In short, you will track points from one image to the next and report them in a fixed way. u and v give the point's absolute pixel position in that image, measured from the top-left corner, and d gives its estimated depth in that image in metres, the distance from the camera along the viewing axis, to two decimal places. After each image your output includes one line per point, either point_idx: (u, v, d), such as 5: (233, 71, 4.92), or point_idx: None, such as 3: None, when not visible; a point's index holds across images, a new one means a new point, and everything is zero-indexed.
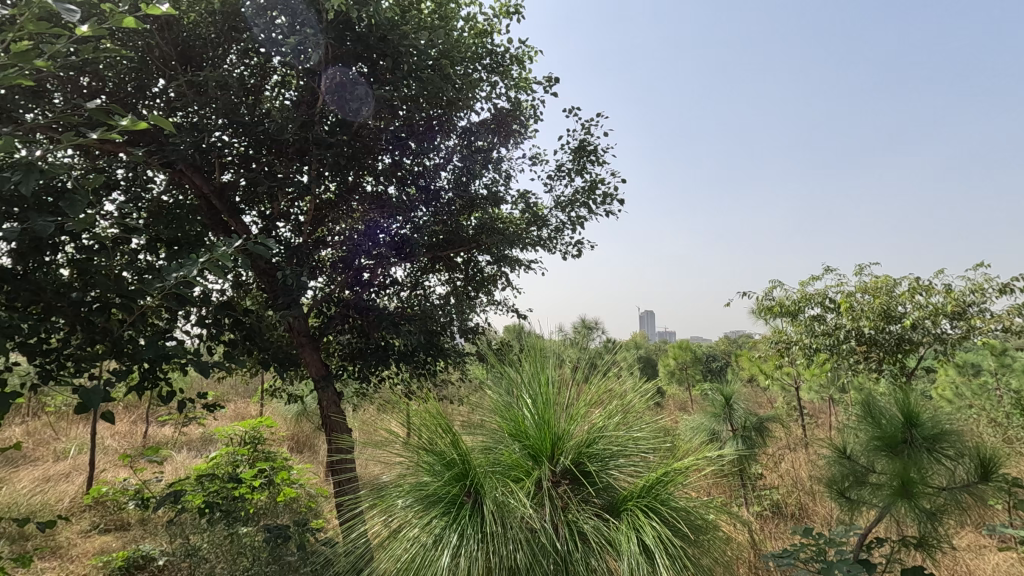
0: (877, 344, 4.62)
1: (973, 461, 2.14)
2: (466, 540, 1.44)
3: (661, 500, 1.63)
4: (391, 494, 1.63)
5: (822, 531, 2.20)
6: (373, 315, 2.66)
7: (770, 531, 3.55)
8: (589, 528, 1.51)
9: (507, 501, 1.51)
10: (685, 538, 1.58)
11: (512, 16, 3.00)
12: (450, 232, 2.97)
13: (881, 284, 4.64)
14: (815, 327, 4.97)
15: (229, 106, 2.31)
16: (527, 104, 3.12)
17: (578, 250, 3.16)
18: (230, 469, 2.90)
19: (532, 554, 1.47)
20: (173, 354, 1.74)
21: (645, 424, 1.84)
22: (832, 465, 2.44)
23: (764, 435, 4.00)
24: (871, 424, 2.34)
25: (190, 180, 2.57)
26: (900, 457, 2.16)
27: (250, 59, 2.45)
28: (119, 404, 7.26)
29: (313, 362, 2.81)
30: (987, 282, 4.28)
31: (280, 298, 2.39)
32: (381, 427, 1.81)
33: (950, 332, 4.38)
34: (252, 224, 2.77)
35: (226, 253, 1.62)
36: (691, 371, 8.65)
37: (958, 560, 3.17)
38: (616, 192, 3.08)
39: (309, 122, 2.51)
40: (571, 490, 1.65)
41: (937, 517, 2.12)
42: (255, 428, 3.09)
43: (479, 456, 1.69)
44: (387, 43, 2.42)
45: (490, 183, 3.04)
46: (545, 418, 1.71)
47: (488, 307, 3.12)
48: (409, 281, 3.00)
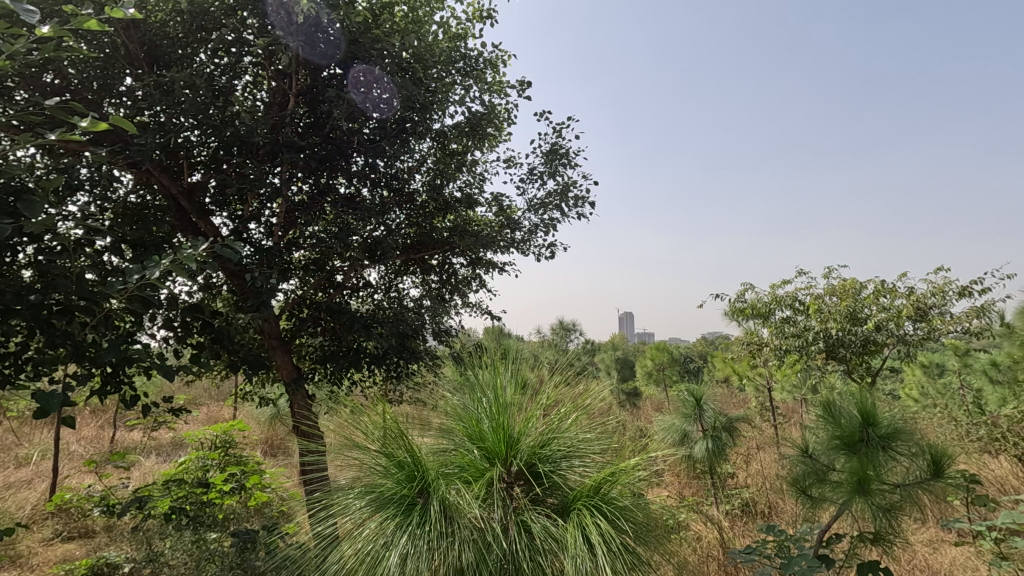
0: (845, 344, 4.70)
1: (925, 459, 2.23)
2: (419, 540, 1.45)
3: (607, 499, 1.65)
4: (349, 496, 1.63)
5: (783, 529, 2.26)
6: (344, 317, 2.66)
7: (739, 530, 3.61)
8: (538, 527, 1.53)
9: (456, 502, 1.53)
10: (632, 536, 1.60)
11: (485, 20, 3.02)
12: (423, 234, 3.00)
13: (847, 287, 4.77)
14: (785, 328, 5.06)
15: (197, 106, 2.29)
16: (500, 107, 3.15)
17: (551, 252, 3.20)
18: (199, 473, 2.85)
19: (480, 553, 1.50)
20: (135, 357, 1.72)
21: (598, 426, 1.86)
22: (795, 464, 2.51)
23: (734, 435, 4.06)
24: (831, 423, 2.40)
25: (157, 180, 2.52)
26: (857, 456, 2.23)
27: (220, 58, 2.42)
28: (86, 409, 7.09)
29: (284, 365, 2.79)
30: (947, 284, 4.44)
31: (249, 300, 2.37)
32: (343, 431, 1.81)
33: (912, 333, 4.52)
34: (223, 226, 2.72)
35: (191, 255, 1.61)
36: (668, 372, 8.73)
37: (916, 553, 3.28)
38: (587, 195, 3.12)
39: (280, 124, 2.50)
40: (522, 491, 1.67)
41: (891, 513, 2.19)
42: (225, 432, 3.04)
43: (440, 458, 1.70)
44: (359, 46, 2.42)
45: (465, 186, 3.09)
46: (505, 416, 1.74)
47: (463, 309, 3.15)
48: (382, 283, 3.00)
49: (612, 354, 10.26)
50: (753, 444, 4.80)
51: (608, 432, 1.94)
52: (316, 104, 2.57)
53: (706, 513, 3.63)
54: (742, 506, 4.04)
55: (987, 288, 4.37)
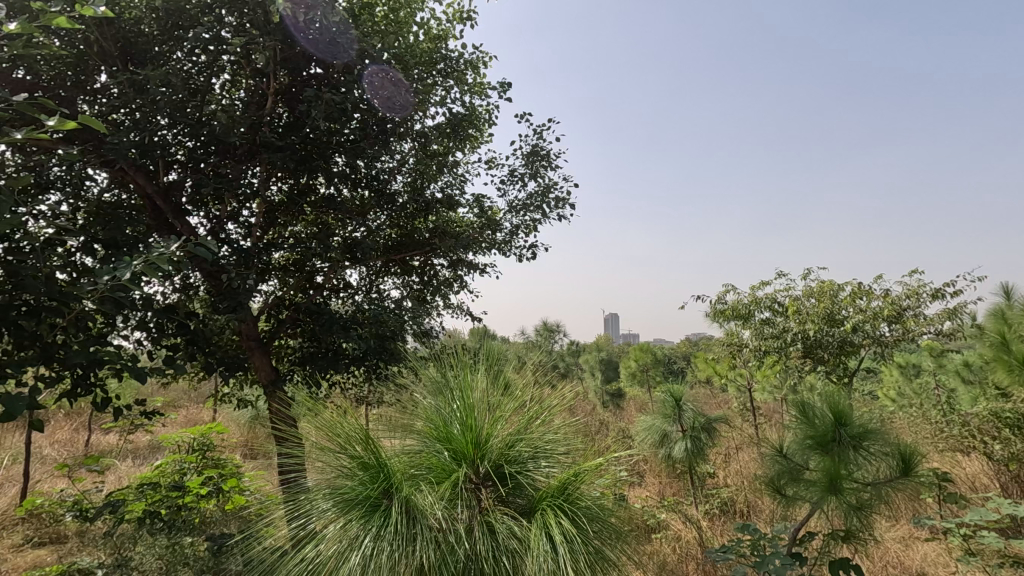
0: (822, 345, 4.77)
1: (894, 458, 2.28)
2: (384, 542, 1.45)
3: (572, 500, 1.65)
4: (317, 498, 1.63)
5: (757, 528, 2.29)
6: (322, 318, 2.65)
7: (717, 529, 3.64)
8: (502, 528, 1.54)
9: (420, 503, 1.54)
10: (593, 534, 1.62)
11: (466, 22, 3.03)
12: (404, 236, 3.00)
13: (825, 289, 4.84)
14: (764, 330, 5.12)
15: (174, 105, 2.26)
16: (482, 109, 3.16)
17: (533, 254, 3.21)
18: (176, 477, 2.80)
19: (441, 554, 1.50)
20: (106, 359, 1.70)
21: (563, 426, 1.87)
22: (770, 464, 2.55)
23: (713, 435, 4.10)
24: (805, 423, 2.44)
25: (132, 180, 2.48)
26: (830, 455, 2.28)
27: (198, 57, 2.39)
28: (60, 411, 6.96)
29: (262, 367, 2.75)
30: (921, 287, 4.54)
31: (225, 301, 2.35)
32: (315, 434, 1.80)
33: (888, 335, 4.62)
34: (200, 226, 2.69)
35: (164, 257, 1.59)
36: (652, 373, 8.75)
37: (890, 550, 3.34)
38: (568, 197, 3.14)
39: (258, 123, 2.48)
40: (489, 492, 1.67)
41: (861, 511, 2.24)
42: (204, 434, 2.97)
43: (408, 459, 1.70)
44: (337, 46, 2.39)
45: (446, 187, 3.10)
46: (475, 418, 1.73)
47: (444, 311, 3.15)
48: (363, 284, 2.99)
49: (596, 355, 10.31)
50: (733, 444, 4.86)
51: (574, 432, 1.95)
52: (295, 104, 2.55)
53: (685, 512, 3.66)
54: (720, 506, 4.08)
55: (959, 290, 4.47)
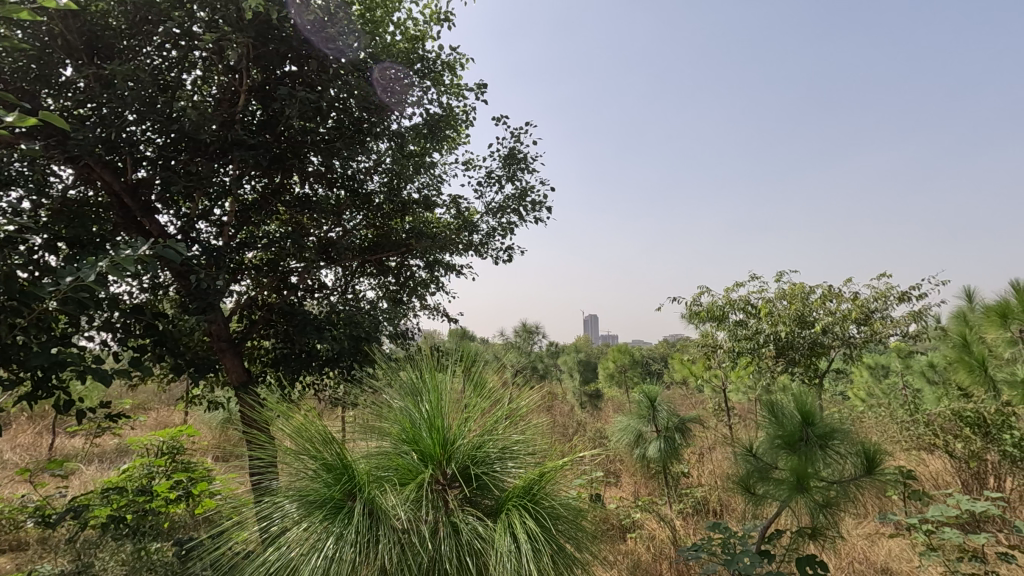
0: (794, 347, 4.87)
1: (859, 456, 2.34)
2: (347, 544, 1.45)
3: (537, 500, 1.66)
4: (282, 499, 1.62)
5: (727, 527, 2.34)
6: (296, 318, 2.62)
7: (690, 527, 3.69)
8: (466, 528, 1.54)
9: (384, 503, 1.54)
10: (557, 534, 1.62)
11: (443, 24, 3.05)
12: (381, 236, 3.00)
13: (797, 291, 4.95)
14: (737, 331, 5.20)
15: (142, 101, 2.21)
16: (459, 110, 3.18)
17: (509, 255, 3.23)
18: (143, 482, 2.71)
19: (403, 555, 1.50)
20: (69, 361, 1.66)
21: (533, 428, 1.88)
22: (741, 463, 2.60)
23: (686, 435, 4.15)
24: (774, 424, 2.50)
25: (99, 177, 2.42)
26: (797, 454, 2.32)
27: (168, 53, 2.35)
28: (23, 415, 6.76)
29: (233, 368, 2.71)
30: (888, 290, 4.67)
31: (194, 302, 2.31)
32: (283, 438, 1.77)
33: (856, 336, 4.75)
34: (169, 225, 2.63)
35: (130, 256, 1.56)
36: (630, 374, 8.81)
37: (856, 546, 3.42)
38: (544, 200, 3.16)
39: (230, 121, 2.44)
40: (455, 492, 1.67)
41: (827, 509, 2.31)
42: (174, 437, 2.85)
43: (375, 460, 1.69)
44: (312, 45, 2.38)
45: (424, 188, 3.11)
46: (443, 419, 1.73)
47: (420, 312, 3.14)
48: (339, 285, 2.97)
49: (575, 355, 10.36)
50: (707, 444, 4.94)
51: (542, 434, 1.97)
52: (268, 101, 2.52)
53: (659, 511, 3.71)
54: (694, 505, 4.13)
55: (924, 293, 4.62)
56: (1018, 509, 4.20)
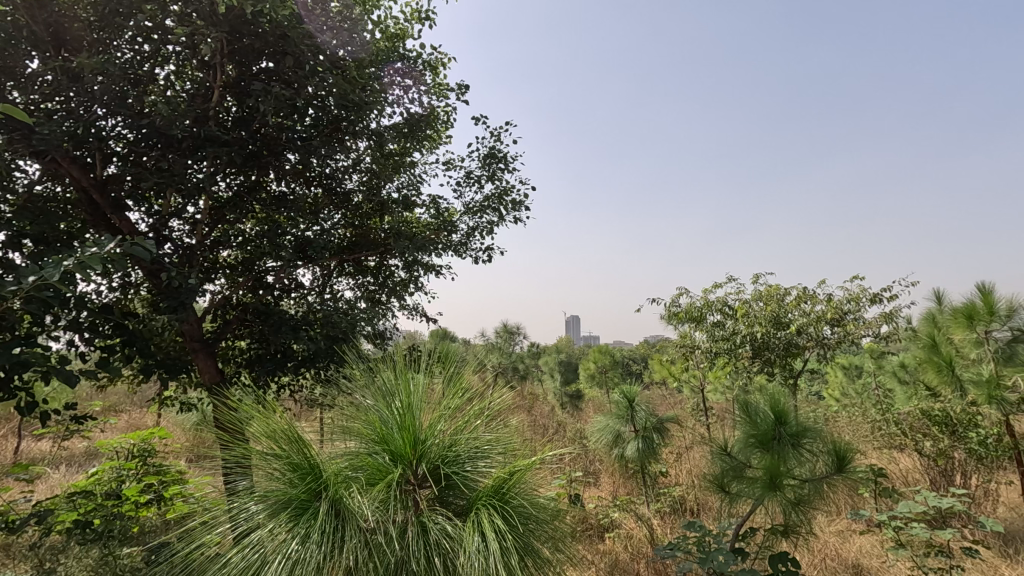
0: (770, 347, 4.95)
1: (830, 455, 2.38)
2: (312, 545, 1.44)
3: (507, 499, 1.65)
4: (249, 500, 1.60)
5: (702, 526, 2.37)
6: (271, 318, 2.59)
7: (668, 526, 3.72)
8: (435, 528, 1.53)
9: (351, 503, 1.52)
10: (526, 534, 1.62)
11: (424, 23, 3.05)
12: (359, 235, 2.97)
13: (773, 293, 5.03)
14: (715, 332, 5.27)
15: (112, 95, 2.16)
16: (440, 110, 3.19)
17: (488, 255, 3.23)
18: (112, 486, 2.64)
19: (369, 555, 1.49)
20: (31, 361, 1.61)
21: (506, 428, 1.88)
22: (715, 462, 2.63)
23: (664, 435, 4.18)
24: (747, 422, 2.54)
25: (66, 173, 2.36)
26: (771, 453, 2.38)
27: (140, 46, 2.31)
28: None
29: (206, 369, 2.67)
30: (861, 292, 4.77)
31: (165, 301, 2.26)
32: (253, 440, 1.74)
33: (830, 336, 4.84)
34: (140, 222, 2.57)
35: (98, 253, 1.52)
36: (611, 374, 8.85)
37: (829, 543, 3.49)
38: (524, 200, 3.17)
39: (203, 117, 2.40)
40: (425, 493, 1.66)
41: (800, 507, 2.36)
42: (146, 439, 2.77)
43: (346, 460, 1.68)
44: (288, 41, 2.35)
45: (404, 187, 3.10)
46: (416, 418, 1.71)
47: (399, 312, 3.12)
48: (316, 285, 2.93)
49: (556, 356, 10.39)
50: (684, 444, 5.00)
51: (516, 434, 1.97)
52: (244, 97, 2.49)
53: (637, 511, 3.74)
54: (672, 505, 4.17)
55: (895, 295, 4.73)
56: (983, 505, 4.32)
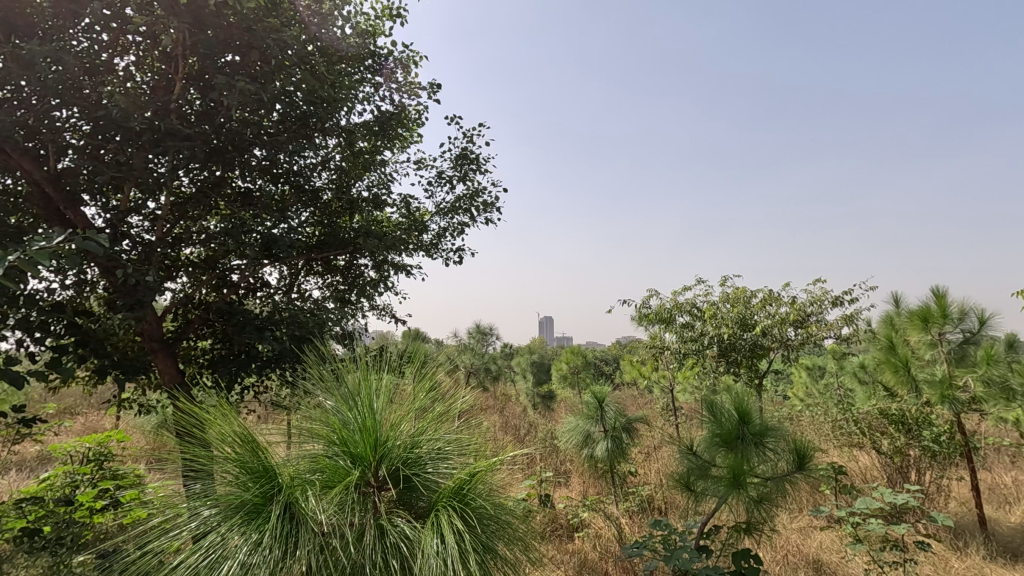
0: (736, 348, 5.07)
1: (792, 453, 2.44)
2: (264, 550, 1.41)
3: (469, 500, 1.64)
4: (202, 505, 1.55)
5: (667, 524, 2.40)
6: (234, 317, 2.52)
7: (636, 526, 3.76)
8: (393, 531, 1.52)
9: (306, 506, 1.50)
10: (488, 535, 1.61)
11: (396, 20, 3.03)
12: (328, 233, 2.93)
13: (739, 295, 5.14)
14: (684, 333, 5.35)
15: (66, 84, 2.08)
16: (411, 108, 3.17)
17: (459, 256, 3.22)
18: (64, 492, 2.52)
19: (324, 560, 1.46)
20: None
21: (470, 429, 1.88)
22: (681, 461, 2.68)
23: (633, 435, 4.23)
24: (713, 422, 2.60)
25: (17, 165, 2.25)
26: (735, 452, 2.43)
27: (98, 35, 2.24)
28: None
29: (166, 370, 2.59)
30: (824, 294, 4.92)
31: (121, 299, 2.18)
32: (207, 443, 1.69)
33: (793, 337, 4.98)
34: (96, 217, 2.48)
35: (48, 248, 1.46)
36: (583, 375, 8.92)
37: (791, 539, 3.58)
38: (495, 201, 3.17)
39: (164, 109, 2.33)
40: (385, 496, 1.64)
41: (762, 504, 2.41)
42: (101, 443, 2.67)
43: (303, 463, 1.65)
44: (253, 34, 2.30)
45: (373, 186, 3.08)
46: (379, 419, 1.69)
47: (369, 312, 3.09)
48: (282, 284, 2.88)
49: (529, 356, 10.40)
50: (653, 443, 5.07)
51: (481, 436, 1.96)
52: (208, 90, 2.43)
53: (606, 510, 3.78)
54: (641, 504, 4.21)
55: (855, 297, 4.89)
56: (937, 500, 4.49)
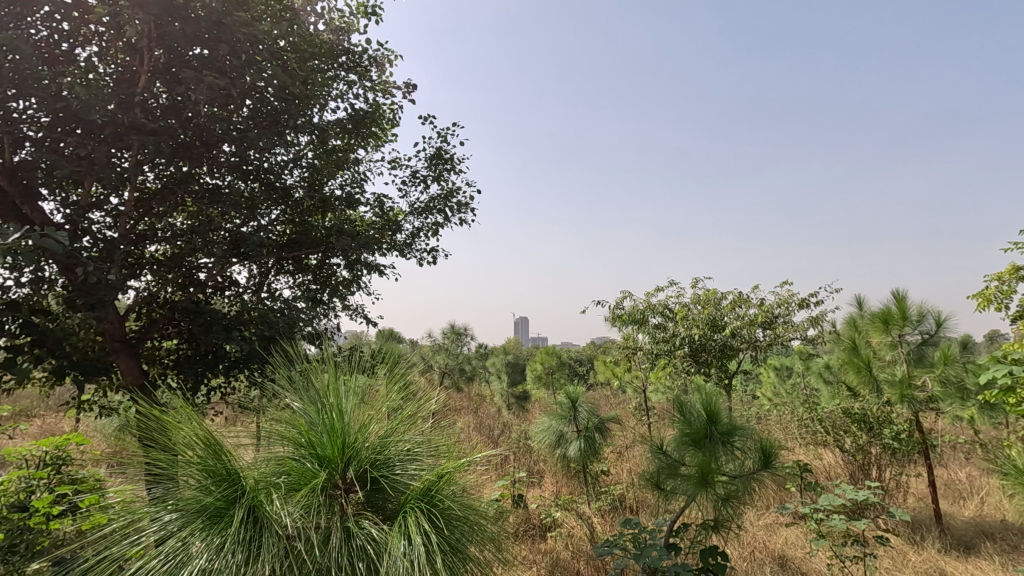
0: (706, 349, 5.17)
1: (757, 452, 2.51)
2: (226, 555, 1.39)
3: (438, 502, 1.64)
4: (163, 510, 1.51)
5: (638, 522, 2.44)
6: (200, 317, 2.46)
7: (608, 525, 3.80)
8: (360, 534, 1.50)
9: (270, 510, 1.48)
10: (457, 536, 1.61)
11: (370, 18, 3.01)
12: (299, 232, 2.88)
13: (710, 297, 5.24)
14: (656, 334, 5.42)
15: (23, 74, 2.00)
16: (386, 106, 3.14)
17: (433, 256, 3.21)
18: (18, 497, 2.42)
19: (288, 564, 1.44)
20: None
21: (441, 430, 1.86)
22: (652, 461, 2.72)
23: (605, 435, 4.27)
24: (682, 421, 2.64)
25: None
26: (703, 451, 2.48)
27: (59, 25, 2.16)
28: None
29: (128, 371, 2.52)
30: (790, 296, 5.05)
31: (80, 299, 2.11)
32: (170, 447, 1.64)
33: (762, 338, 5.10)
34: (55, 213, 2.39)
35: (3, 244, 1.41)
36: (558, 375, 8.96)
37: (758, 535, 3.67)
38: (470, 201, 3.17)
39: (129, 103, 2.26)
40: (352, 498, 1.62)
41: (729, 502, 2.47)
42: (60, 446, 2.57)
43: (268, 466, 1.62)
44: (223, 28, 2.25)
45: (346, 185, 3.04)
46: (347, 421, 1.67)
47: (341, 312, 3.05)
48: (252, 283, 2.82)
49: (504, 356, 10.41)
50: (625, 443, 5.13)
51: (452, 438, 1.95)
52: (175, 84, 2.36)
53: (579, 510, 3.80)
54: (613, 503, 4.26)
55: (821, 300, 5.03)
56: (896, 496, 4.66)
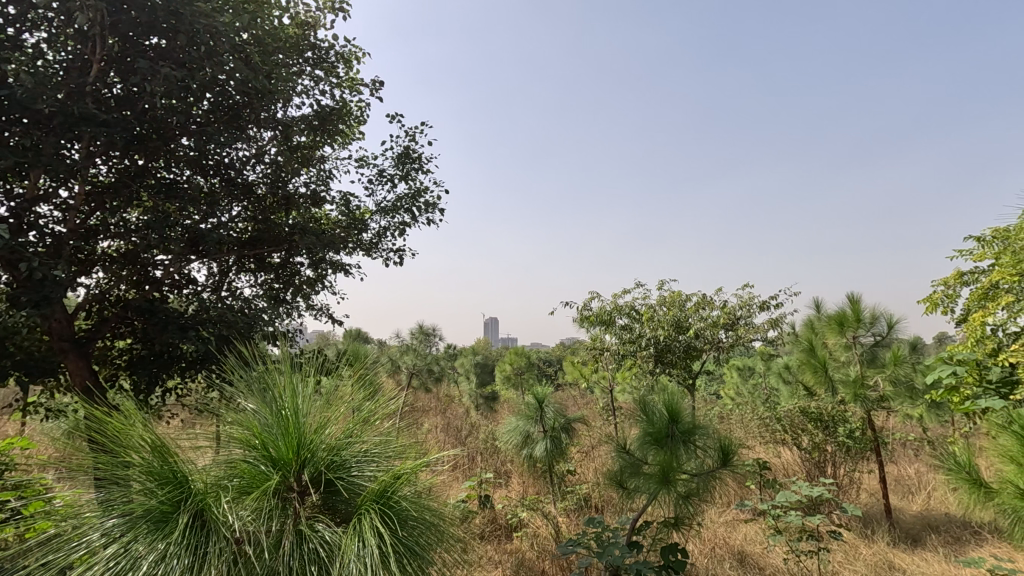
0: (671, 350, 5.26)
1: (717, 451, 2.57)
2: (172, 560, 1.35)
3: (395, 505, 1.62)
4: (108, 515, 1.46)
5: (600, 521, 2.47)
6: (154, 316, 2.38)
7: (573, 524, 3.82)
8: (313, 537, 1.48)
9: (219, 513, 1.44)
10: (413, 540, 1.59)
11: (338, 13, 2.97)
12: (262, 230, 2.82)
13: (675, 299, 5.34)
14: (622, 335, 5.48)
15: None
16: (353, 104, 3.10)
17: (399, 256, 3.18)
18: None
19: (237, 569, 1.41)
20: None
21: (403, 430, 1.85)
22: (615, 460, 2.76)
23: (572, 434, 4.30)
24: (645, 421, 2.68)
25: None
26: (664, 450, 2.54)
27: (4, 8, 2.05)
28: None
29: (76, 372, 2.42)
30: (751, 298, 5.19)
31: (24, 296, 2.02)
32: (118, 451, 1.58)
33: (724, 339, 5.22)
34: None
35: None
36: (526, 376, 8.98)
37: (719, 532, 3.75)
38: (438, 201, 3.15)
39: (79, 93, 2.17)
40: (306, 501, 1.59)
41: (689, 499, 2.52)
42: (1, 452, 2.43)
43: (220, 469, 1.58)
44: (180, 18, 2.18)
45: (310, 182, 2.99)
46: (304, 422, 1.64)
47: (304, 312, 3.00)
48: (211, 281, 2.75)
49: (473, 357, 10.36)
50: (591, 442, 5.17)
51: (415, 439, 1.94)
52: (130, 74, 2.28)
53: (544, 509, 3.80)
54: (578, 502, 4.29)
55: (780, 303, 5.19)
56: (849, 492, 4.83)
